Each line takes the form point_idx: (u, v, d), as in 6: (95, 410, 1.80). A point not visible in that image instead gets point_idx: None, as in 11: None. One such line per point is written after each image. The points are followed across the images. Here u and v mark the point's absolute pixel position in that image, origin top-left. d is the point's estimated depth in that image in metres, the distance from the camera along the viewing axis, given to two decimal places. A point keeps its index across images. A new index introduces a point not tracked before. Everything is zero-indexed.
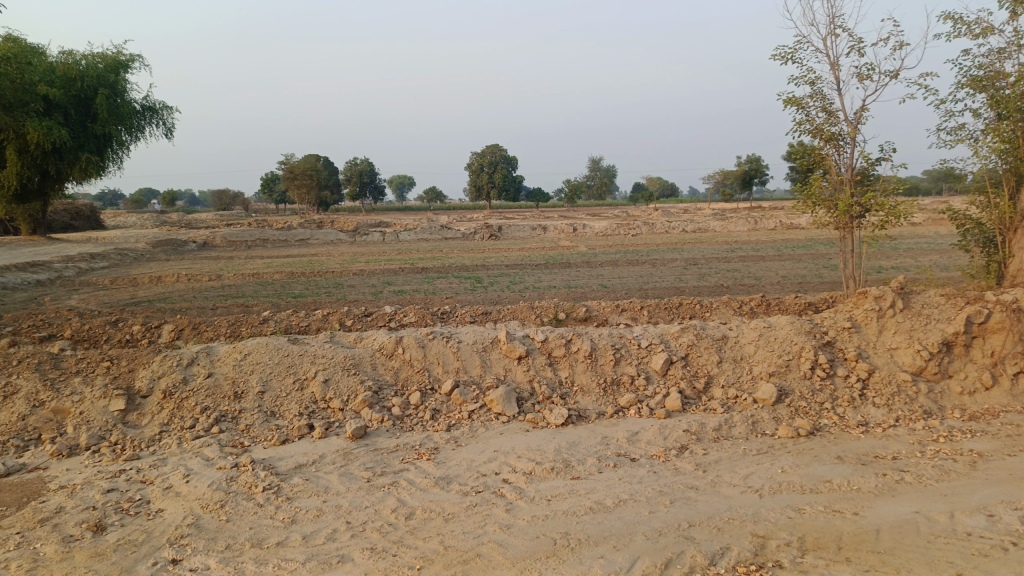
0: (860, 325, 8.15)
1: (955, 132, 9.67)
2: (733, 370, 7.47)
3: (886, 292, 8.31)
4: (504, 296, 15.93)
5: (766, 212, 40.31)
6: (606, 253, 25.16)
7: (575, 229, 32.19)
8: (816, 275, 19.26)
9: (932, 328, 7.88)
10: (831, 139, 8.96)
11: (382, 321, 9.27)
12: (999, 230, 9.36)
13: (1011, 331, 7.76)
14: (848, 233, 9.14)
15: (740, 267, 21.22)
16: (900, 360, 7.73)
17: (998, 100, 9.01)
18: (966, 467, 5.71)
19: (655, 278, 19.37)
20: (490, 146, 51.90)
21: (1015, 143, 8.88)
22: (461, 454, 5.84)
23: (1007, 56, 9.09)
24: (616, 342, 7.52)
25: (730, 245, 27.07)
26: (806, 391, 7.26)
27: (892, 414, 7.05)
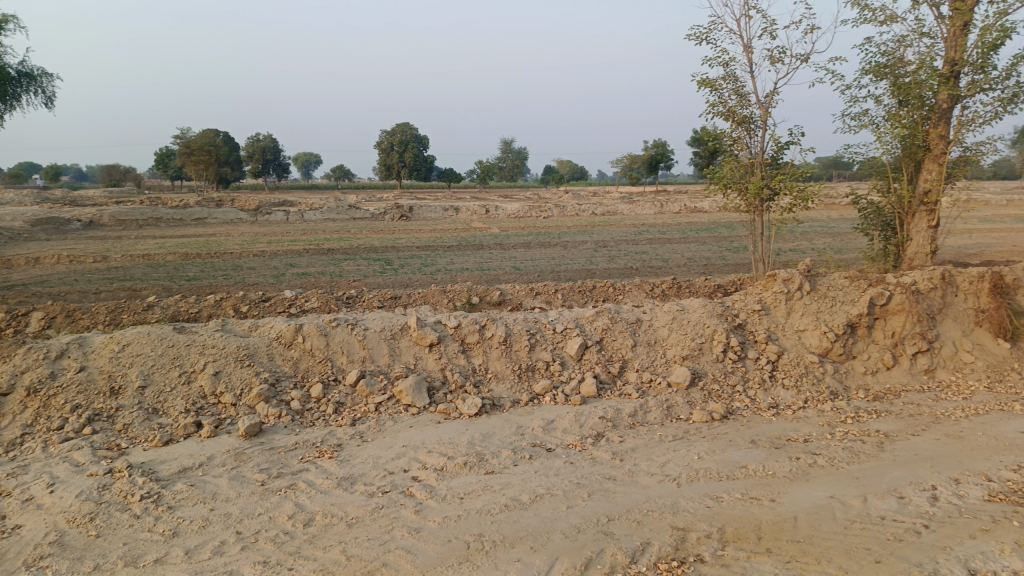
0: (770, 307, 8.17)
1: (858, 118, 9.85)
2: (647, 353, 7.29)
3: (794, 275, 8.36)
4: (415, 279, 15.45)
5: (672, 196, 41.26)
6: (518, 235, 24.97)
7: (487, 210, 31.87)
8: (719, 257, 19.73)
9: (838, 310, 7.99)
10: (743, 122, 8.94)
11: (282, 307, 8.67)
12: (899, 214, 9.62)
13: (910, 313, 7.99)
14: (758, 216, 9.17)
15: (649, 250, 21.47)
16: (808, 341, 7.78)
17: (899, 87, 9.23)
18: (874, 448, 5.76)
19: (567, 260, 19.31)
20: (400, 124, 50.88)
21: (914, 129, 9.11)
22: (366, 450, 5.44)
23: (909, 45, 9.30)
24: (531, 328, 7.24)
25: (638, 227, 27.48)
26: (719, 374, 7.16)
27: (802, 396, 7.07)
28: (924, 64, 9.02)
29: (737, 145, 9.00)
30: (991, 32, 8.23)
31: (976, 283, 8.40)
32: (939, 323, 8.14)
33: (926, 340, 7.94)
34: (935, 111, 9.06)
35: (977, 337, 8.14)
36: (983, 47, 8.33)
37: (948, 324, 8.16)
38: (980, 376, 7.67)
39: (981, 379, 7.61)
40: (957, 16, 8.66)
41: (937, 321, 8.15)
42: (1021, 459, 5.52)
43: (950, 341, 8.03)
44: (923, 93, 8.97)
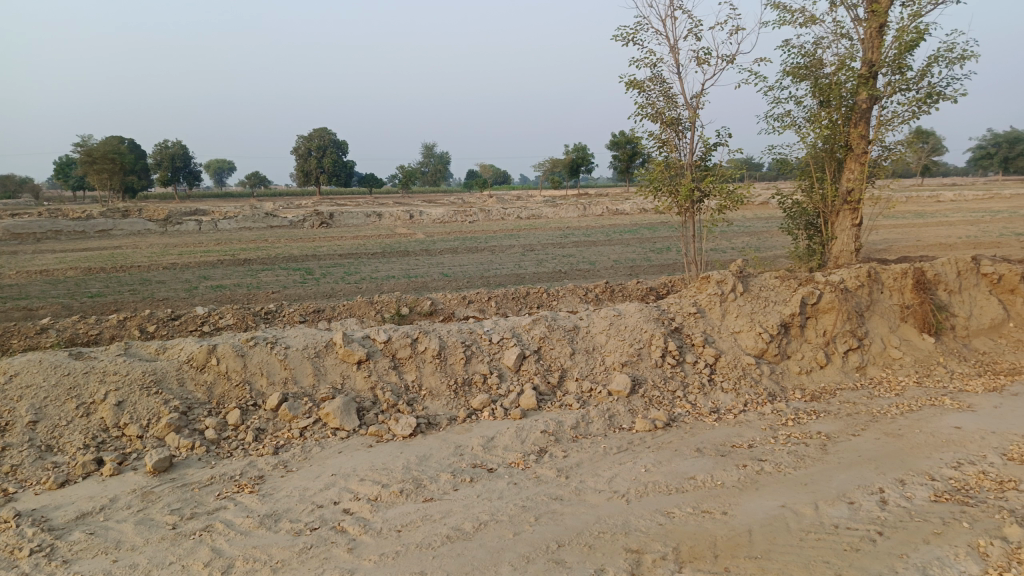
0: (704, 309, 8.02)
1: (782, 118, 9.94)
2: (585, 361, 7.02)
3: (727, 276, 8.25)
4: (339, 289, 14.87)
5: (595, 198, 41.69)
6: (444, 240, 24.56)
7: (410, 216, 31.32)
8: (644, 258, 19.89)
9: (771, 310, 7.95)
10: (672, 123, 8.84)
11: (193, 325, 8.05)
12: (825, 214, 9.72)
13: (840, 311, 8.05)
14: (689, 218, 9.09)
15: (576, 253, 21.45)
16: (744, 343, 7.66)
17: (820, 88, 9.37)
18: (818, 451, 5.69)
19: (495, 265, 19.05)
20: (317, 129, 49.28)
21: (837, 129, 9.24)
22: (292, 482, 4.99)
23: (827, 47, 9.46)
24: (465, 339, 6.90)
25: (564, 230, 27.53)
26: (658, 379, 6.94)
27: (741, 399, 6.93)
28: (843, 65, 9.18)
29: (667, 147, 8.89)
30: (906, 34, 8.44)
31: (899, 280, 8.59)
32: (867, 320, 8.25)
33: (856, 338, 8.02)
34: (855, 111, 9.24)
35: (903, 332, 8.30)
36: (899, 48, 8.53)
37: (876, 321, 8.28)
38: (908, 372, 7.80)
39: (909, 375, 7.73)
40: (873, 18, 8.84)
41: (865, 319, 8.25)
42: (959, 455, 5.55)
43: (879, 337, 8.14)
44: (843, 94, 9.12)
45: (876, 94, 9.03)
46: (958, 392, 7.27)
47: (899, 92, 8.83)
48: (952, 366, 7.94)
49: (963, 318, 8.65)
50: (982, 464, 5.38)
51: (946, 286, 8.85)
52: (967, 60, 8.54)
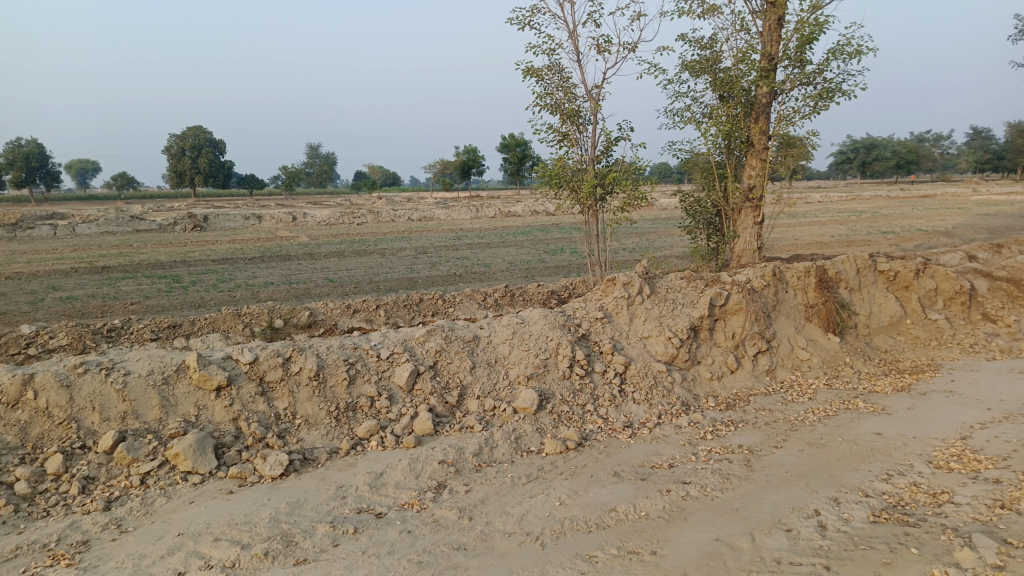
0: (611, 314, 7.32)
1: (682, 113, 9.56)
2: (486, 376, 6.26)
3: (633, 277, 7.60)
4: (210, 298, 13.46)
5: (486, 200, 41.15)
6: (329, 243, 23.24)
7: (293, 218, 29.63)
8: (539, 260, 19.46)
9: (679, 313, 7.38)
10: (572, 116, 8.25)
11: (15, 348, 6.75)
12: (727, 212, 9.40)
13: (747, 312, 7.63)
14: (591, 217, 8.51)
15: (469, 255, 20.72)
16: (653, 349, 7.02)
17: (719, 82, 9.05)
18: (743, 468, 5.19)
19: (384, 269, 18.02)
20: (190, 127, 46.35)
21: (737, 124, 8.95)
22: (126, 547, 3.99)
23: (725, 40, 9.18)
24: (349, 357, 6.02)
25: (456, 232, 26.79)
26: (567, 393, 6.23)
27: (654, 410, 6.31)
28: (742, 59, 8.91)
29: (568, 141, 8.28)
30: (807, 25, 8.22)
31: (803, 278, 8.35)
32: (774, 321, 7.91)
33: (764, 340, 7.63)
34: (754, 107, 8.99)
35: (809, 332, 8.05)
36: (800, 40, 8.31)
37: (782, 322, 7.97)
38: (817, 374, 7.50)
39: (819, 377, 7.44)
40: (772, 10, 8.62)
41: (772, 319, 7.92)
42: (887, 466, 5.22)
43: (786, 338, 7.82)
44: (743, 88, 8.85)
45: (776, 88, 8.80)
46: (868, 394, 7.05)
47: (800, 86, 8.61)
48: (859, 366, 7.76)
49: (864, 316, 8.56)
50: (911, 475, 5.07)
51: (846, 284, 8.74)
52: (864, 54, 8.43)
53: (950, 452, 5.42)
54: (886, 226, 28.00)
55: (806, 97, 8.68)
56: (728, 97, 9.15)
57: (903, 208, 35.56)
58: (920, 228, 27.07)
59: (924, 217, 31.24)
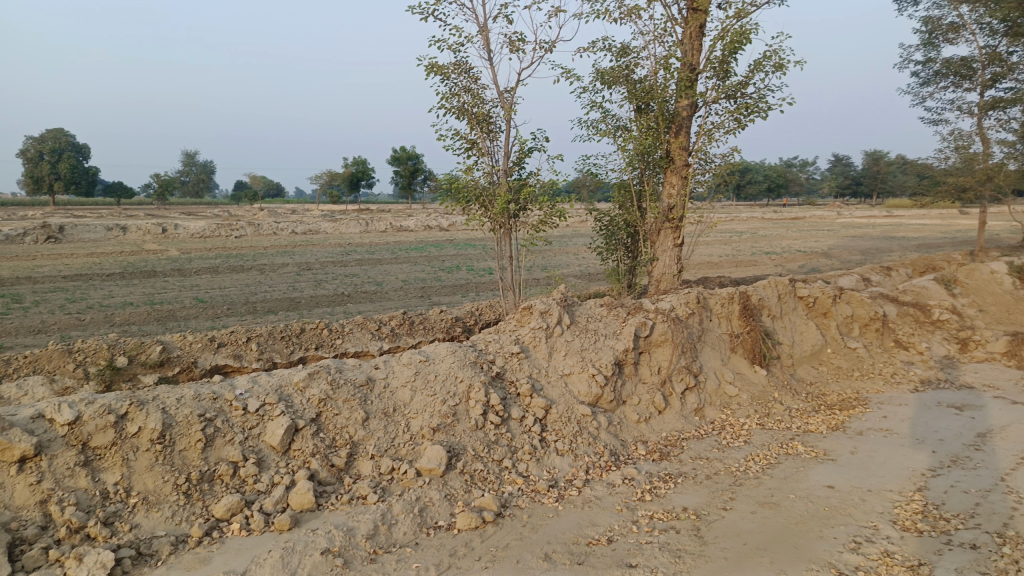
0: (527, 347, 6.31)
1: (598, 124, 8.81)
2: (382, 430, 5.15)
3: (552, 305, 6.63)
4: (52, 323, 11.50)
5: (376, 214, 39.61)
6: (203, 258, 21.18)
7: (163, 229, 27.05)
8: (434, 278, 18.37)
9: (603, 346, 6.48)
10: (483, 121, 7.32)
11: None
12: (646, 233, 8.71)
13: (674, 344, 6.83)
14: (503, 236, 7.55)
15: (358, 272, 19.34)
16: (575, 388, 6.07)
17: (636, 92, 8.39)
18: (694, 541, 4.35)
19: (263, 288, 16.35)
20: (49, 130, 42.14)
21: (658, 138, 8.29)
22: None
23: (643, 47, 8.54)
24: (206, 412, 4.76)
25: (344, 247, 25.28)
26: (479, 447, 5.21)
27: (580, 463, 5.39)
28: (663, 67, 8.28)
29: (478, 149, 7.31)
30: (732, 32, 7.70)
31: (727, 306, 7.74)
32: (700, 353, 7.18)
33: (691, 374, 6.85)
34: (675, 120, 8.39)
35: (735, 364, 7.41)
36: (725, 49, 7.79)
37: (708, 353, 7.26)
38: (747, 412, 6.82)
39: (750, 416, 6.76)
40: (695, 16, 8.09)
41: (699, 351, 7.18)
42: (851, 530, 4.53)
43: (713, 372, 7.10)
44: (663, 98, 8.21)
45: (697, 100, 8.24)
46: (804, 435, 6.45)
47: (724, 99, 8.07)
48: (788, 402, 7.18)
49: (788, 346, 8.08)
50: (881, 541, 4.39)
51: (769, 311, 8.24)
52: (787, 68, 8.02)
53: (913, 509, 4.81)
54: (768, 246, 28.93)
55: (730, 111, 8.14)
56: (646, 109, 8.50)
57: (779, 229, 37.11)
58: (799, 249, 28.09)
59: (801, 238, 32.53)
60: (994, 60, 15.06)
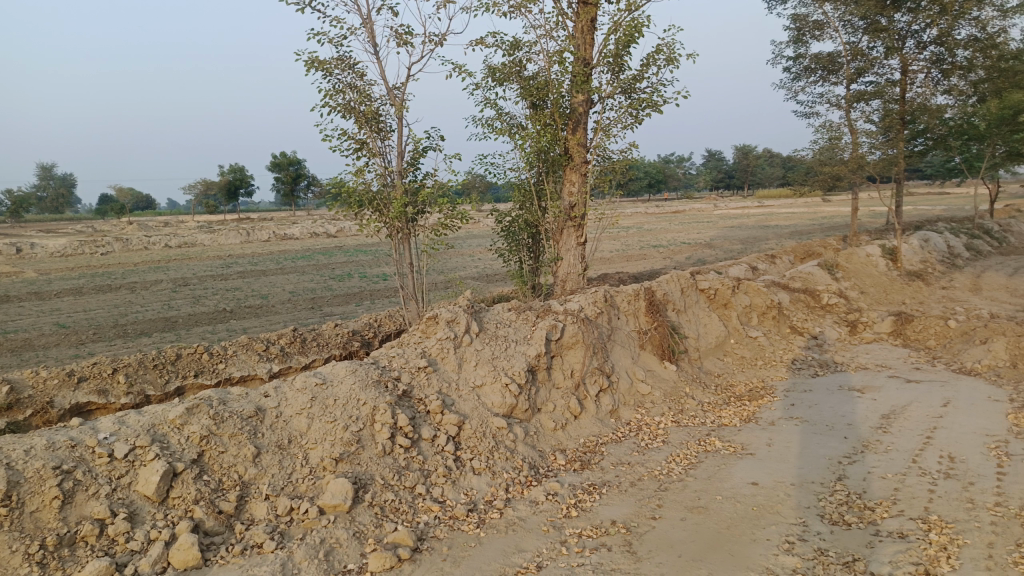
0: (434, 359, 5.86)
1: (492, 121, 8.46)
2: (276, 466, 4.59)
3: (458, 312, 6.20)
4: None
5: (257, 223, 37.77)
6: (64, 278, 19.30)
7: (17, 249, 24.55)
8: (324, 287, 17.53)
9: (514, 353, 6.13)
10: (373, 119, 6.81)
11: None
12: (548, 232, 8.46)
13: (585, 345, 6.56)
14: (400, 241, 7.05)
15: (241, 285, 18.19)
16: (488, 400, 5.68)
17: (530, 88, 8.11)
18: (628, 559, 4.07)
19: (134, 308, 15.00)
20: None
21: (556, 134, 8.05)
22: None
23: (534, 42, 8.27)
24: (63, 463, 4.05)
25: (224, 259, 23.81)
26: (388, 475, 4.74)
27: (499, 481, 5.02)
28: (556, 62, 8.04)
29: (368, 150, 6.79)
30: (624, 26, 7.55)
31: (633, 302, 7.58)
32: (612, 352, 6.96)
33: (604, 375, 6.61)
34: (571, 116, 8.19)
35: (645, 361, 7.24)
36: (618, 43, 7.64)
37: (619, 352, 7.05)
38: (662, 410, 6.64)
39: (665, 413, 6.58)
40: (586, 9, 7.91)
41: (610, 350, 6.96)
42: (783, 529, 4.39)
43: (625, 371, 6.90)
44: (558, 94, 7.98)
45: (593, 95, 8.06)
46: (719, 429, 6.35)
47: (620, 94, 7.93)
48: (700, 396, 7.09)
49: (694, 339, 8.03)
50: (813, 538, 4.27)
51: (674, 305, 8.16)
52: (679, 62, 7.97)
53: (836, 501, 4.75)
54: (655, 240, 29.68)
55: (626, 106, 8.01)
56: (541, 105, 8.24)
57: (663, 223, 38.28)
58: (683, 241, 28.99)
59: (685, 231, 33.65)
60: (857, 55, 15.91)
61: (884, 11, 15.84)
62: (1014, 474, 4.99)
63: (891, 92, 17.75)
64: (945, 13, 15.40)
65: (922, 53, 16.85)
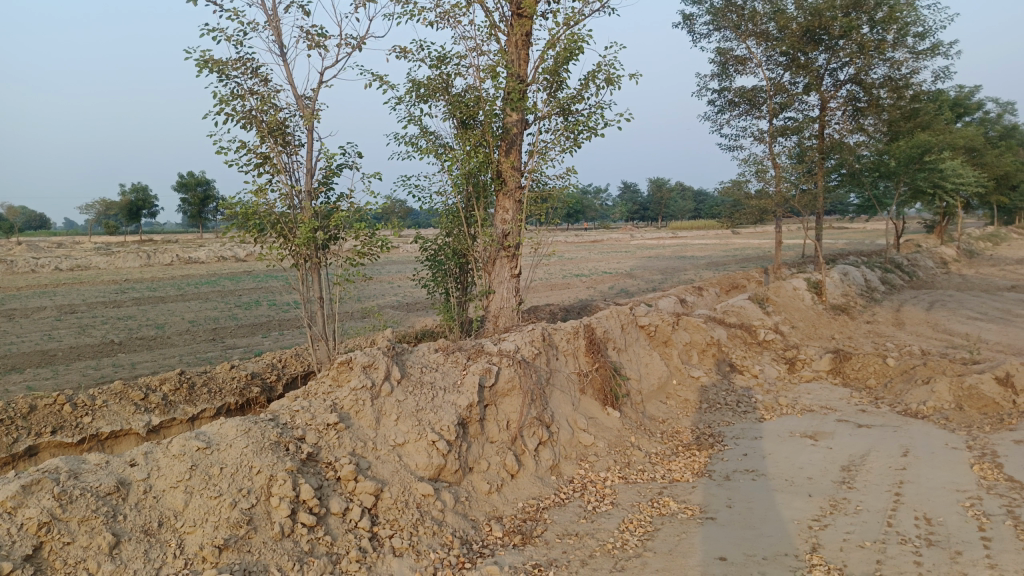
0: (346, 413, 4.94)
1: (416, 140, 7.67)
2: (140, 559, 3.58)
3: (377, 356, 5.31)
4: None
5: (160, 245, 35.49)
6: None
7: None
8: (229, 317, 16.17)
9: (442, 403, 5.27)
10: (277, 131, 5.90)
11: None
12: (479, 262, 7.70)
13: (522, 392, 5.79)
14: (310, 271, 6.12)
15: (135, 314, 16.59)
16: (411, 462, 4.81)
17: (458, 105, 7.39)
18: None
19: (7, 339, 13.29)
20: None
21: (487, 155, 7.35)
22: None
23: (463, 55, 7.57)
24: None
25: (119, 284, 21.93)
26: (287, 565, 3.80)
27: (426, 564, 4.15)
28: (488, 76, 7.35)
29: (272, 166, 5.86)
30: (564, 40, 6.97)
31: (573, 341, 6.86)
32: (550, 398, 6.20)
33: (544, 426, 5.84)
34: (505, 136, 7.53)
35: (586, 407, 6.52)
36: (558, 59, 7.04)
37: (558, 398, 6.30)
38: (607, 464, 5.92)
39: (610, 468, 5.86)
40: (522, 21, 7.28)
41: (549, 396, 6.19)
42: None
43: (565, 420, 6.14)
44: (490, 111, 7.30)
45: (528, 114, 7.42)
46: (671, 486, 5.67)
47: (557, 115, 7.32)
48: (645, 446, 6.42)
49: (636, 380, 7.39)
50: None
51: (614, 344, 7.51)
52: (618, 83, 7.46)
53: None
54: (577, 269, 29.41)
55: (563, 127, 7.40)
56: (470, 123, 7.53)
57: (584, 252, 38.26)
58: (605, 271, 28.87)
59: (605, 260, 33.66)
60: (780, 90, 16.03)
61: (805, 48, 16.01)
62: (1001, 540, 4.49)
63: (811, 128, 18.01)
64: (863, 52, 15.70)
65: (840, 91, 17.16)
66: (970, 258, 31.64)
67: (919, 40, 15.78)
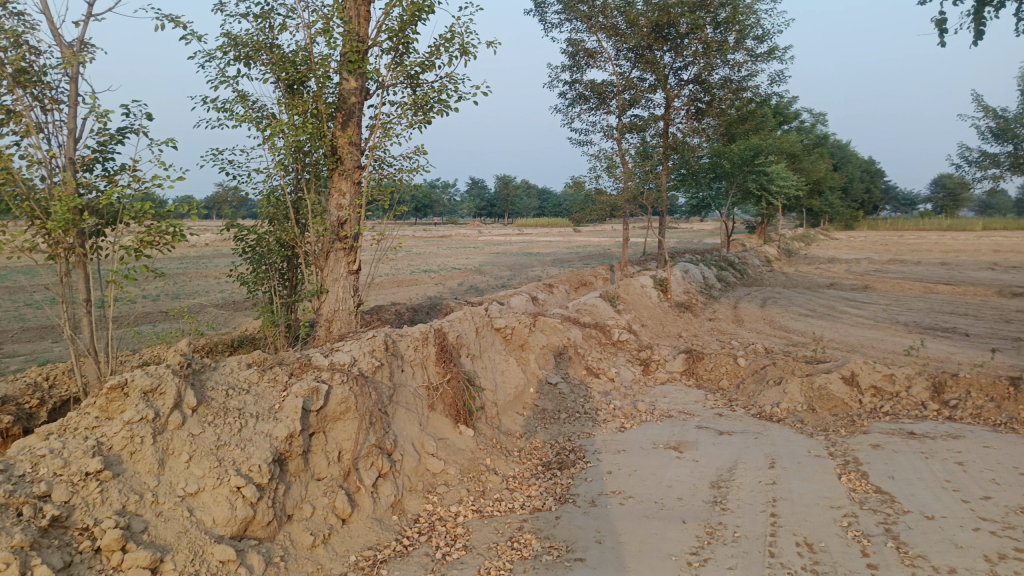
0: (116, 455, 3.73)
1: (227, 107, 6.40)
2: None
3: (165, 378, 4.11)
4: None
5: None
6: None
7: None
8: (13, 316, 13.70)
9: (253, 435, 4.18)
10: (27, 80, 4.50)
11: None
12: (309, 255, 6.56)
13: (358, 415, 4.79)
14: (76, 266, 4.76)
15: None
16: (207, 517, 3.70)
17: (283, 66, 6.23)
18: None
19: None
20: None
21: (317, 128, 6.25)
22: None
23: (290, 9, 6.42)
24: None
25: None
26: None
27: None
28: (320, 34, 6.25)
29: (18, 122, 4.46)
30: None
31: (421, 349, 5.94)
32: (392, 419, 5.24)
33: (384, 454, 4.88)
34: (340, 107, 6.47)
35: (435, 427, 5.63)
36: (405, 19, 6.06)
37: (402, 418, 5.36)
38: (458, 495, 5.06)
39: (462, 501, 5.00)
40: None
41: (391, 417, 5.23)
42: None
43: (410, 444, 5.22)
44: (322, 77, 6.22)
45: (370, 80, 6.41)
46: (532, 518, 4.91)
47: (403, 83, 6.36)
48: (501, 469, 5.63)
49: (491, 391, 6.59)
50: None
51: (467, 350, 6.66)
52: (472, 54, 6.60)
53: None
54: (425, 264, 28.40)
55: (410, 100, 6.44)
56: (299, 89, 6.41)
57: (432, 246, 37.32)
58: (453, 266, 28.16)
59: (454, 255, 32.94)
60: (629, 86, 15.97)
61: (652, 44, 16.02)
62: (886, 567, 4.11)
63: (655, 126, 18.20)
64: (707, 52, 15.97)
65: (683, 90, 17.42)
66: (789, 257, 34.09)
67: (758, 44, 16.28)
